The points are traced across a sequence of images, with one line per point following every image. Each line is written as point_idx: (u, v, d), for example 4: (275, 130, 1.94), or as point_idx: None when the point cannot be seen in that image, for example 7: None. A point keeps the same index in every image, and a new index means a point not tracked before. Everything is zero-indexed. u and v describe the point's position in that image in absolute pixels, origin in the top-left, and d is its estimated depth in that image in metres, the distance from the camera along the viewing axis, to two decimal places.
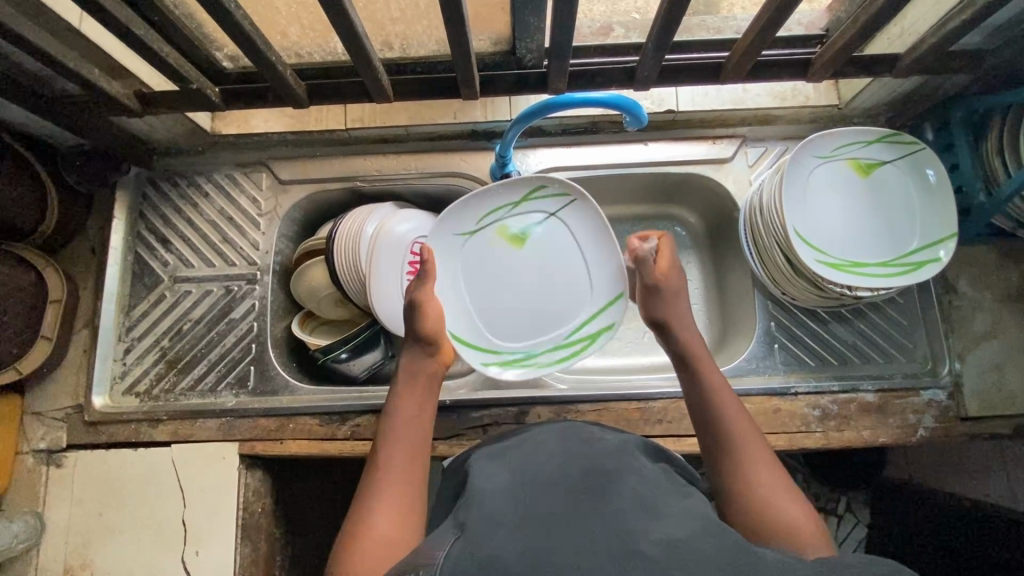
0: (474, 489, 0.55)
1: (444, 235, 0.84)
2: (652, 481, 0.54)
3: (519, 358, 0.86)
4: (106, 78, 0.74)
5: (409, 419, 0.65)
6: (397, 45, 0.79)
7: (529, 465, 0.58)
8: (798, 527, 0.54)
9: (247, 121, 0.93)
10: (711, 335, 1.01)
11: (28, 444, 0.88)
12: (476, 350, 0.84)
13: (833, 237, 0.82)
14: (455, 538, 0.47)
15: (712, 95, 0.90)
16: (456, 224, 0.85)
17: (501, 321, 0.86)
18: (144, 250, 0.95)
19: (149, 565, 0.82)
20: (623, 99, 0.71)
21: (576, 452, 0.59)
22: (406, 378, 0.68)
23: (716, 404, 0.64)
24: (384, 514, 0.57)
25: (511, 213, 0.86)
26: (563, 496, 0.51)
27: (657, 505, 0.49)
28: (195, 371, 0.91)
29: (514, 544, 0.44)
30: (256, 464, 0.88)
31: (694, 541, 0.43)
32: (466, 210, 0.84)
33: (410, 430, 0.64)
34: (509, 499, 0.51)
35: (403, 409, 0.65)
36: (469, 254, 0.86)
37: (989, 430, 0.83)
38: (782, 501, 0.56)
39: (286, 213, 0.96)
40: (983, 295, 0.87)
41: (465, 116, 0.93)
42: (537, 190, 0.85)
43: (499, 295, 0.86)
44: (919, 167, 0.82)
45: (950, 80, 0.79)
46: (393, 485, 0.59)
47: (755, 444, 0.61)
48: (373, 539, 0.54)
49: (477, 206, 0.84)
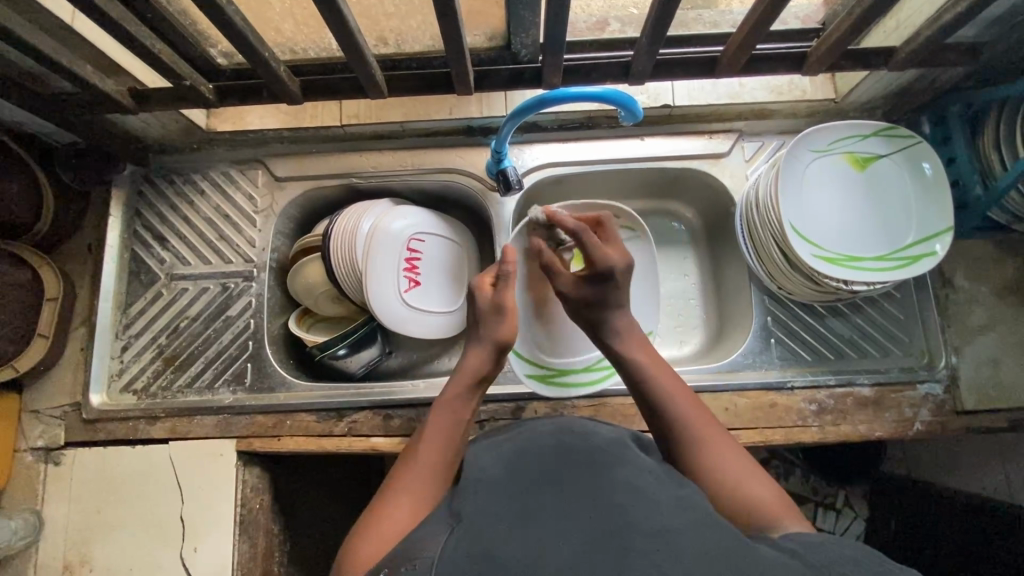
0: (470, 480, 0.55)
1: (513, 243, 0.86)
2: (646, 469, 0.54)
3: (557, 376, 0.88)
4: (101, 75, 0.73)
5: (454, 418, 0.67)
6: (392, 41, 0.79)
7: (525, 455, 0.57)
8: (770, 506, 0.55)
9: (242, 118, 0.93)
10: (709, 330, 1.01)
11: (26, 441, 0.88)
12: (523, 362, 0.87)
13: (830, 231, 0.82)
14: (448, 531, 0.48)
15: (709, 89, 0.90)
16: (524, 235, 0.87)
17: (546, 338, 0.88)
18: (141, 248, 0.95)
19: (147, 561, 0.83)
20: (618, 94, 0.70)
21: (570, 442, 0.59)
22: (463, 376, 0.70)
23: (665, 397, 0.64)
24: (408, 501, 0.58)
25: (582, 236, 0.88)
26: (558, 487, 0.50)
27: (652, 493, 0.49)
28: (193, 368, 0.91)
29: (509, 537, 0.44)
30: (254, 461, 0.89)
31: (688, 532, 0.44)
32: (536, 223, 0.86)
33: (454, 427, 0.66)
34: (503, 492, 0.51)
35: (452, 407, 0.68)
36: (528, 265, 0.88)
37: (985, 424, 0.83)
38: (747, 482, 0.57)
39: (282, 211, 0.96)
40: (980, 289, 0.87)
41: (461, 111, 0.92)
42: (614, 217, 0.87)
43: (545, 310, 0.88)
44: (916, 161, 0.81)
45: (947, 73, 0.79)
46: (423, 475, 0.61)
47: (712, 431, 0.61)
48: (391, 526, 0.55)
49: (555, 222, 0.86)
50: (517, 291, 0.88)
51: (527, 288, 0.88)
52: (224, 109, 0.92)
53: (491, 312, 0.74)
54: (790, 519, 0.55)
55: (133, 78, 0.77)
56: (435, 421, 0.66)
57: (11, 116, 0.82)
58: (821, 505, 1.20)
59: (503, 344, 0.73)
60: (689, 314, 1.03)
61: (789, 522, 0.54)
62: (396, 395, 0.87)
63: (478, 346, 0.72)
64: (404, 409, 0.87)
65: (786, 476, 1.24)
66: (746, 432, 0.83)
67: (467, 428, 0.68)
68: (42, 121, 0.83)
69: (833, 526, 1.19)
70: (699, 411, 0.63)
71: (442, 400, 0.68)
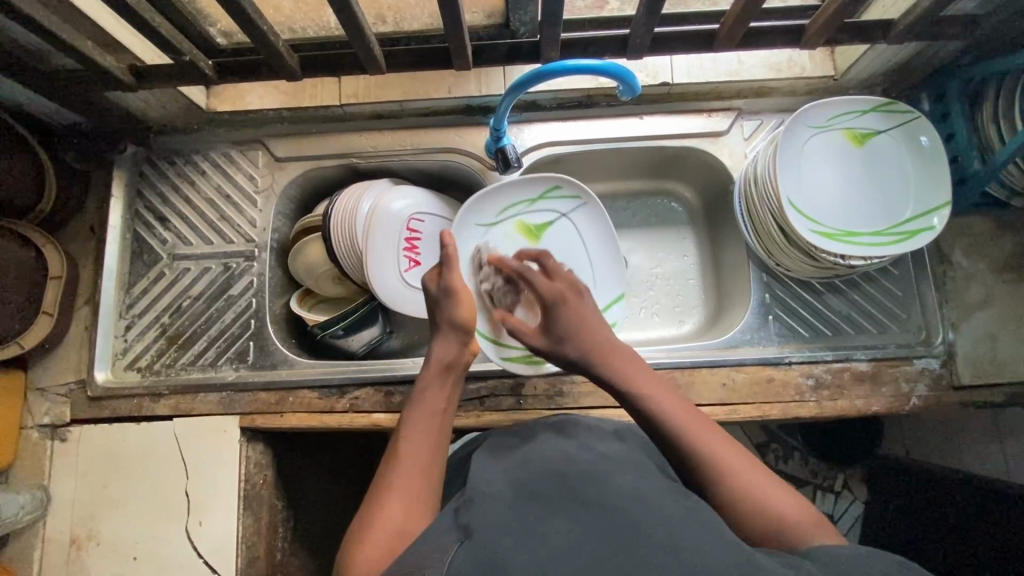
0: (475, 489, 0.55)
1: (466, 225, 0.89)
2: (649, 477, 0.55)
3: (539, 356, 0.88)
4: (100, 51, 0.73)
5: (433, 407, 0.67)
6: (390, 19, 0.82)
7: (537, 464, 0.58)
8: (803, 520, 0.55)
9: (243, 98, 0.93)
10: (707, 309, 1.02)
11: (32, 419, 0.89)
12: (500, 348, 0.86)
13: (828, 206, 0.82)
14: (458, 543, 0.48)
15: (708, 67, 0.90)
16: (479, 214, 0.90)
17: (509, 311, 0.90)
18: (143, 229, 0.96)
19: (153, 536, 0.84)
20: (616, 67, 0.70)
21: (567, 454, 0.59)
22: (431, 365, 0.71)
23: (678, 429, 0.61)
24: (395, 502, 0.58)
25: (530, 209, 0.92)
26: (568, 500, 0.51)
27: (660, 502, 0.50)
28: (195, 347, 0.92)
29: (521, 554, 0.45)
30: (257, 438, 0.90)
31: (701, 550, 0.44)
32: (491, 199, 0.90)
33: (432, 416, 0.66)
34: (514, 503, 0.51)
35: (429, 398, 0.68)
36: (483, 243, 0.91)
37: (982, 399, 0.84)
38: (782, 500, 0.56)
39: (283, 191, 0.96)
40: (979, 265, 0.87)
41: (460, 90, 0.93)
42: (556, 188, 0.91)
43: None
44: (915, 137, 0.82)
45: (947, 47, 0.79)
46: (408, 471, 0.61)
47: (735, 454, 0.59)
48: (387, 528, 0.55)
49: (502, 195, 0.90)
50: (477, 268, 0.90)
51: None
52: (225, 89, 0.93)
53: (444, 295, 0.75)
54: (822, 532, 0.54)
55: (132, 55, 0.77)
56: (414, 415, 0.66)
57: (12, 95, 0.82)
58: (820, 488, 1.24)
59: (462, 328, 0.73)
60: (687, 294, 1.03)
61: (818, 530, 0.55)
62: (398, 371, 0.88)
63: (441, 336, 0.73)
64: (406, 385, 0.88)
65: (786, 459, 1.27)
66: (744, 407, 0.84)
67: (447, 415, 0.68)
68: (44, 100, 0.84)
69: (832, 509, 1.22)
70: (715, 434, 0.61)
71: (419, 392, 0.68)
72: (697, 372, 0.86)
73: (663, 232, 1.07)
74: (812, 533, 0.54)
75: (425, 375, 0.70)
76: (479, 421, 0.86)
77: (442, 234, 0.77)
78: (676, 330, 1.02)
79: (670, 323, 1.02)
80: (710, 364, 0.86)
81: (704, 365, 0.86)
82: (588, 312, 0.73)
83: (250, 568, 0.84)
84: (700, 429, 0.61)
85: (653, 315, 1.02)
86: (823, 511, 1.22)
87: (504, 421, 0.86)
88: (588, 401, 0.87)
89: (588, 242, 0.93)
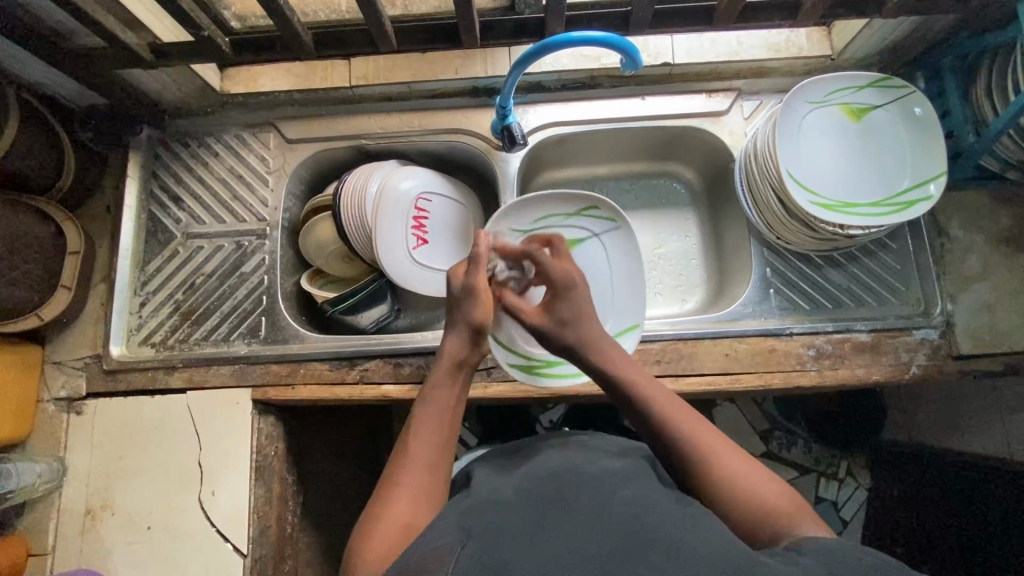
0: (488, 499, 0.58)
1: (499, 228, 0.88)
2: (652, 490, 0.57)
3: (545, 367, 0.86)
4: (123, 28, 0.76)
5: (443, 406, 0.67)
6: (399, 2, 0.85)
7: (536, 479, 0.61)
8: (787, 509, 0.55)
9: (255, 80, 0.96)
10: (709, 287, 1.04)
11: (49, 392, 0.91)
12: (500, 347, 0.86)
13: (827, 179, 0.84)
14: (461, 543, 0.50)
15: (708, 47, 0.93)
16: (515, 218, 0.89)
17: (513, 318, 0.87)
18: (158, 209, 0.98)
19: (166, 505, 0.86)
20: (619, 39, 0.73)
21: (580, 472, 0.61)
22: (444, 362, 0.70)
23: (669, 419, 0.62)
24: (404, 498, 0.59)
25: (566, 223, 0.90)
26: (576, 507, 0.53)
27: (658, 508, 0.53)
28: (208, 322, 0.94)
29: (525, 555, 0.47)
30: (268, 411, 0.91)
31: (704, 552, 0.46)
32: (532, 205, 0.89)
33: (442, 414, 0.66)
34: (522, 510, 0.54)
35: (439, 395, 0.68)
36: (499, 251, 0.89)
37: (981, 367, 0.85)
38: (764, 487, 0.57)
39: (294, 171, 0.99)
40: (975, 238, 0.89)
41: (466, 71, 0.95)
42: (594, 209, 0.90)
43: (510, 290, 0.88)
44: (910, 111, 0.84)
45: (940, 23, 0.81)
46: (416, 471, 0.61)
47: (720, 445, 0.60)
48: (394, 522, 0.57)
49: (544, 206, 0.89)
50: None
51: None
52: (238, 71, 0.96)
53: (465, 294, 0.72)
54: (805, 520, 0.54)
55: (152, 34, 0.79)
56: (425, 414, 0.66)
57: (35, 75, 0.85)
58: (824, 475, 1.25)
59: (478, 329, 0.71)
60: (689, 274, 1.05)
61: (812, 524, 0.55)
62: (407, 344, 0.90)
63: (454, 331, 0.72)
64: (414, 357, 0.89)
65: (790, 445, 1.27)
66: (746, 375, 0.85)
67: (457, 414, 0.68)
68: (66, 80, 0.87)
69: (836, 496, 1.24)
70: (711, 433, 0.61)
71: (429, 390, 0.69)
72: (700, 343, 0.87)
73: (665, 213, 1.09)
74: (795, 522, 0.54)
75: (437, 371, 0.70)
76: (486, 392, 0.88)
77: (477, 233, 0.73)
78: (678, 308, 1.03)
79: (673, 301, 1.04)
80: (712, 335, 0.87)
81: (706, 336, 0.87)
82: (587, 300, 0.71)
83: (261, 537, 0.86)
84: (690, 421, 0.61)
85: (655, 293, 1.04)
86: (826, 497, 1.24)
87: (511, 392, 0.88)
88: None
89: (613, 266, 0.89)
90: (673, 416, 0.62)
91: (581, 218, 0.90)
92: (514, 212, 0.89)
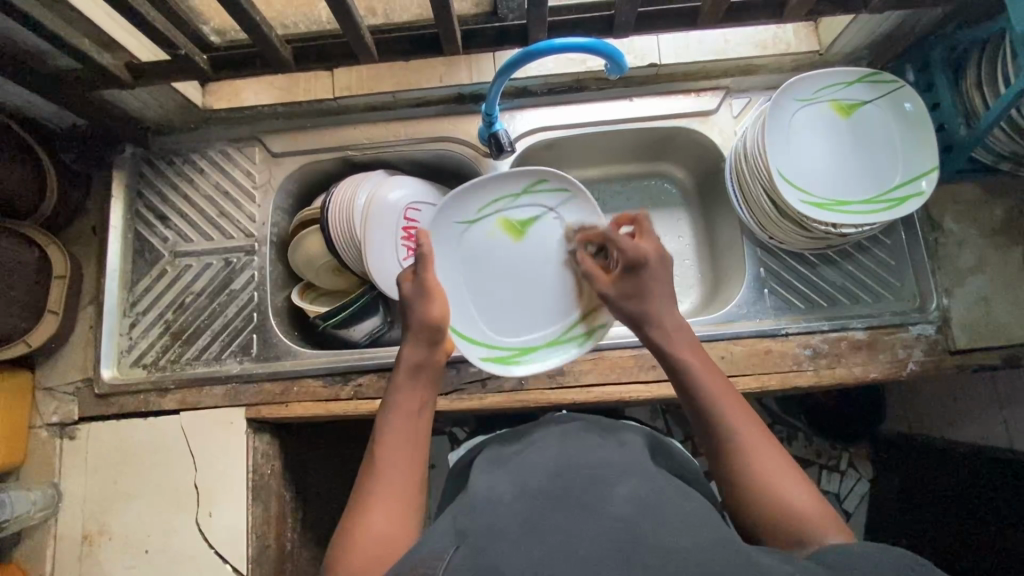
0: (480, 496, 0.58)
1: (443, 220, 0.85)
2: (646, 481, 0.58)
3: (517, 354, 0.86)
4: (98, 49, 0.75)
5: (407, 410, 0.67)
6: (380, 11, 0.84)
7: (534, 472, 0.61)
8: (808, 512, 0.55)
9: (238, 94, 0.95)
10: (704, 287, 1.03)
11: (41, 418, 0.90)
12: (476, 347, 0.85)
13: (818, 178, 0.83)
14: (454, 548, 0.50)
15: (694, 46, 0.91)
16: (457, 212, 0.85)
17: (498, 312, 0.87)
18: (144, 228, 0.97)
19: (164, 527, 0.85)
20: (603, 45, 0.72)
21: (573, 462, 0.62)
22: (404, 369, 0.70)
23: (718, 406, 0.63)
24: (381, 510, 0.59)
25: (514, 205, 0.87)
26: (568, 504, 0.53)
27: (657, 505, 0.52)
28: (200, 341, 0.93)
29: (517, 553, 0.47)
30: (264, 429, 0.91)
31: (694, 550, 0.46)
32: (465, 197, 0.85)
33: (406, 419, 0.66)
34: (515, 507, 0.54)
35: (403, 399, 0.68)
36: (459, 244, 0.86)
37: (978, 361, 0.85)
38: (790, 490, 0.57)
39: (280, 185, 0.97)
40: (969, 231, 0.88)
41: (451, 79, 0.94)
42: (542, 183, 0.87)
43: (489, 280, 0.87)
44: (901, 105, 0.83)
45: (930, 14, 0.80)
46: (388, 482, 0.61)
47: (755, 432, 0.61)
48: (370, 539, 0.56)
49: (491, 191, 0.86)
50: (454, 272, 0.85)
51: (468, 265, 0.86)
52: (220, 86, 0.95)
53: (416, 295, 0.74)
54: (833, 528, 0.54)
55: (129, 53, 0.78)
56: (391, 422, 0.66)
57: (12, 99, 0.83)
58: (825, 467, 1.25)
59: (433, 326, 0.72)
60: (684, 275, 1.05)
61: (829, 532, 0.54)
62: None
63: (411, 337, 0.72)
64: None
65: (791, 440, 1.26)
66: (743, 378, 0.85)
67: (423, 415, 0.68)
68: (43, 101, 0.85)
69: (838, 488, 1.23)
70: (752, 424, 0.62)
71: (391, 396, 0.69)
72: None
73: (658, 214, 1.08)
74: (818, 527, 0.54)
75: (399, 379, 0.70)
76: (482, 403, 0.87)
77: (419, 232, 0.75)
78: None
79: None
80: (707, 338, 0.87)
81: (701, 339, 0.87)
82: (659, 285, 0.73)
83: (261, 556, 0.85)
84: (726, 394, 0.64)
85: None
86: (829, 490, 1.23)
87: (508, 402, 0.87)
88: (589, 379, 0.88)
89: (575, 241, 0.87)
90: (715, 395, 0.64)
91: (527, 195, 0.88)
92: (461, 199, 0.85)
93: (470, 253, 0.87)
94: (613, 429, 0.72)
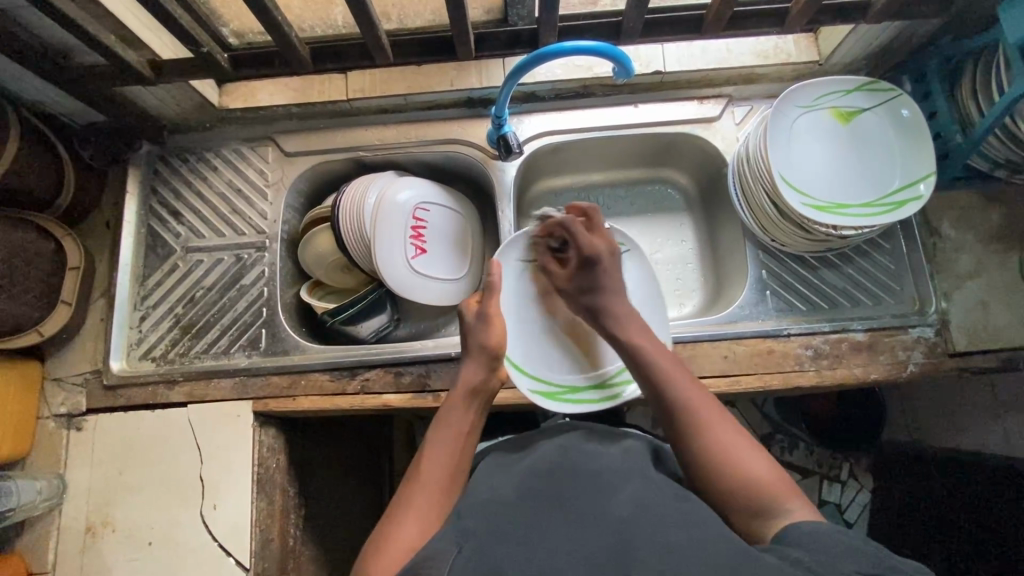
0: (483, 497, 0.59)
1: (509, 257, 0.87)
2: (648, 483, 0.59)
3: (564, 392, 0.87)
4: (123, 46, 0.77)
5: (456, 429, 0.69)
6: (394, 16, 0.87)
7: (534, 472, 0.62)
8: (767, 480, 0.56)
9: (254, 95, 0.98)
10: (707, 291, 1.05)
11: (49, 409, 0.91)
12: (526, 377, 0.86)
13: (818, 182, 0.85)
14: (457, 551, 0.51)
15: (698, 55, 0.95)
16: (521, 252, 0.88)
17: (548, 354, 0.88)
18: (157, 223, 0.99)
19: (167, 519, 0.85)
20: (611, 48, 0.74)
21: (577, 464, 0.62)
22: (460, 387, 0.72)
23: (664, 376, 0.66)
24: (415, 521, 0.59)
25: None
26: (569, 506, 0.54)
27: (657, 507, 0.53)
28: (209, 335, 0.94)
29: (516, 556, 0.48)
30: (270, 423, 0.91)
31: (691, 545, 0.47)
32: (533, 243, 0.88)
33: (454, 436, 0.68)
34: (517, 509, 0.55)
35: (453, 419, 0.70)
36: (518, 283, 0.89)
37: (977, 364, 0.86)
38: (743, 454, 0.58)
39: (292, 184, 0.99)
40: (967, 237, 0.90)
41: (461, 83, 0.97)
42: (607, 234, 0.90)
43: (541, 324, 0.89)
44: (899, 113, 0.85)
45: (924, 27, 0.83)
46: (427, 490, 0.62)
47: (698, 396, 0.63)
48: (401, 545, 0.56)
49: (559, 236, 0.89)
50: (512, 305, 0.88)
51: (527, 304, 0.89)
52: (236, 87, 0.97)
53: (478, 321, 0.78)
54: (789, 496, 0.55)
55: (152, 51, 0.81)
56: (438, 434, 0.68)
57: (35, 95, 0.86)
58: (827, 478, 1.24)
59: (493, 352, 0.75)
60: (687, 278, 1.06)
61: (788, 503, 0.55)
62: (407, 353, 0.90)
63: (473, 358, 0.75)
64: (416, 366, 0.90)
65: (791, 448, 1.26)
66: (745, 377, 0.86)
67: (470, 438, 0.69)
68: (65, 97, 0.88)
69: (839, 499, 1.22)
70: (693, 387, 0.64)
71: (443, 414, 0.70)
72: (699, 346, 0.88)
73: (661, 219, 1.10)
74: (772, 496, 0.55)
75: (452, 398, 0.72)
76: (487, 400, 0.88)
77: (489, 262, 0.81)
78: (677, 312, 1.04)
79: (671, 306, 1.05)
80: (711, 338, 0.88)
81: (705, 339, 0.88)
82: (615, 280, 0.79)
83: (263, 550, 0.85)
84: (671, 365, 0.67)
85: None
86: (830, 500, 1.22)
87: (513, 398, 0.88)
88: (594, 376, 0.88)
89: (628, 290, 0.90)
90: (670, 377, 0.66)
91: None
92: (532, 241, 0.88)
93: (517, 298, 0.88)
94: (615, 432, 0.73)
